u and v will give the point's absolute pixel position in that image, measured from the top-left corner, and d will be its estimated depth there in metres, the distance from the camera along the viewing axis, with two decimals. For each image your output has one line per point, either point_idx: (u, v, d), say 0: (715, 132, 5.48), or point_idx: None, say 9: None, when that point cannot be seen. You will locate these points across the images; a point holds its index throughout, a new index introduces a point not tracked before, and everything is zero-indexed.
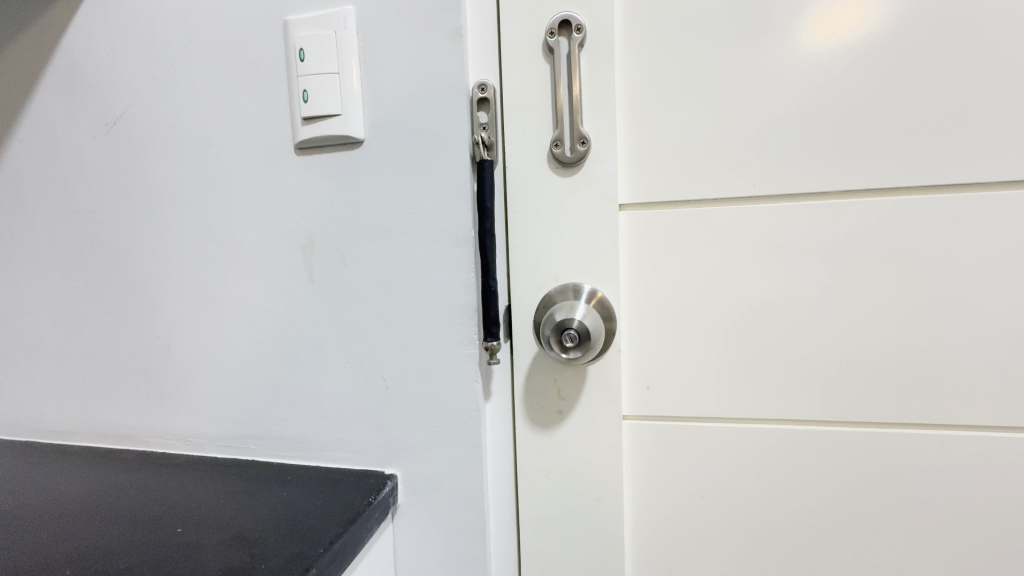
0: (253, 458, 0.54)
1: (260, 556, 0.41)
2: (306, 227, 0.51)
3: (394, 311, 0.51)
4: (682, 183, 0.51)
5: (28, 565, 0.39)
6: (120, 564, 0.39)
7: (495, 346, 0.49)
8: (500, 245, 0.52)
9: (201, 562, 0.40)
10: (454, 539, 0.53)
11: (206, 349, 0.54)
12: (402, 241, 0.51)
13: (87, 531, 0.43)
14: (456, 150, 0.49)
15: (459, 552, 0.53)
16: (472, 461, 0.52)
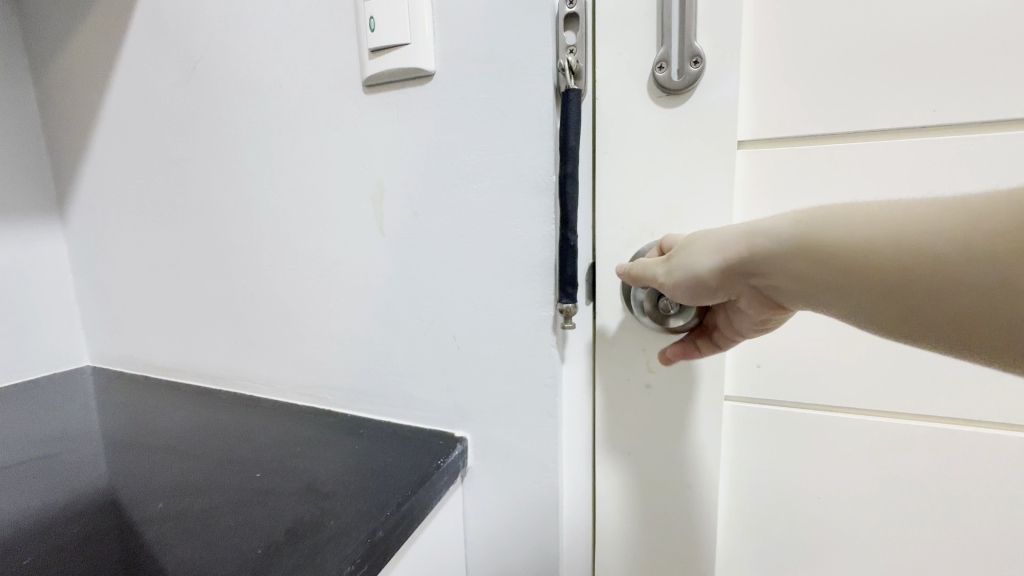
0: (329, 406, 0.56)
1: (331, 510, 0.39)
2: (375, 173, 0.48)
3: (465, 267, 0.46)
4: (825, 112, 0.39)
5: (138, 494, 0.44)
6: (206, 502, 0.42)
7: (570, 309, 0.42)
8: (585, 195, 0.43)
9: (277, 511, 0.40)
10: (523, 514, 0.48)
11: (293, 302, 0.56)
12: (474, 188, 0.44)
13: (187, 469, 0.48)
14: (537, 78, 0.40)
15: (530, 529, 0.48)
16: (547, 433, 0.46)
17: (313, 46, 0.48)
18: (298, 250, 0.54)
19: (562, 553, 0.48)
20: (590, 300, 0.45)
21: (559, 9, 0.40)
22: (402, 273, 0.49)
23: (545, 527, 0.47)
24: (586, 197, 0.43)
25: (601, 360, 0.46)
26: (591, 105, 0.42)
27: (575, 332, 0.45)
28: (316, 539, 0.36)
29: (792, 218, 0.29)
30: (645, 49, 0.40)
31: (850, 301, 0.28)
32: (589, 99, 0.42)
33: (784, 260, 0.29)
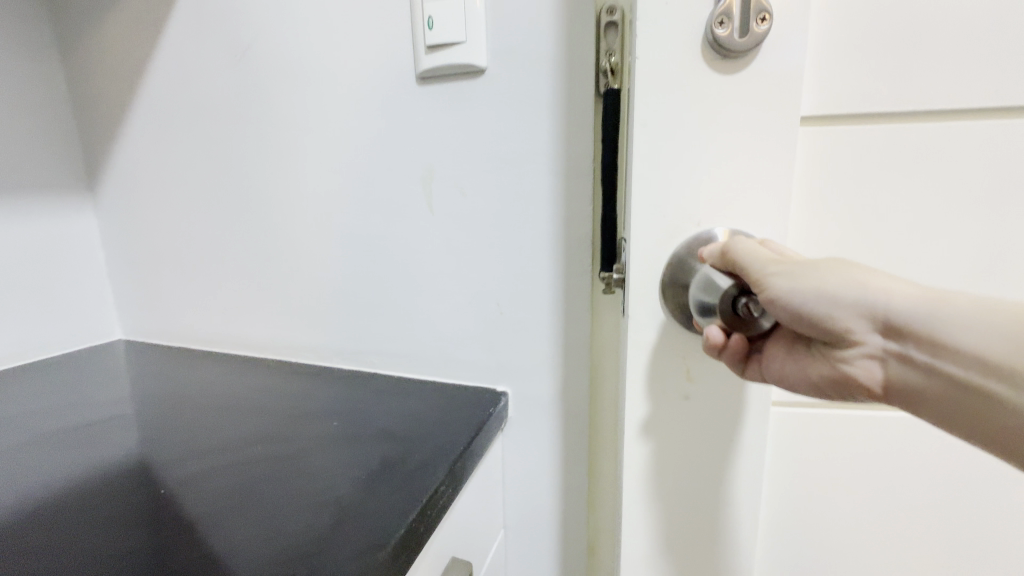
0: (376, 369, 0.62)
1: (409, 446, 0.45)
2: (426, 157, 0.53)
3: (509, 242, 0.52)
4: (894, 86, 0.37)
5: (229, 440, 0.49)
6: (298, 443, 0.47)
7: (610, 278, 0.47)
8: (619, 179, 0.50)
9: (364, 447, 0.45)
10: (558, 455, 0.56)
11: (342, 274, 0.61)
12: (520, 172, 0.50)
13: (264, 420, 0.52)
14: (582, 78, 0.47)
15: (564, 468, 0.56)
16: (580, 385, 0.53)
17: (368, 39, 0.53)
18: (348, 226, 0.59)
19: (592, 489, 0.56)
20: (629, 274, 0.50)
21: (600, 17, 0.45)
22: (449, 247, 0.55)
23: (577, 463, 0.55)
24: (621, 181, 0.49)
25: (638, 369, 0.43)
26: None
27: None
28: (411, 465, 0.42)
29: (996, 312, 0.28)
30: (702, 7, 0.36)
31: (996, 409, 0.28)
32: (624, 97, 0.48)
33: (962, 341, 0.28)
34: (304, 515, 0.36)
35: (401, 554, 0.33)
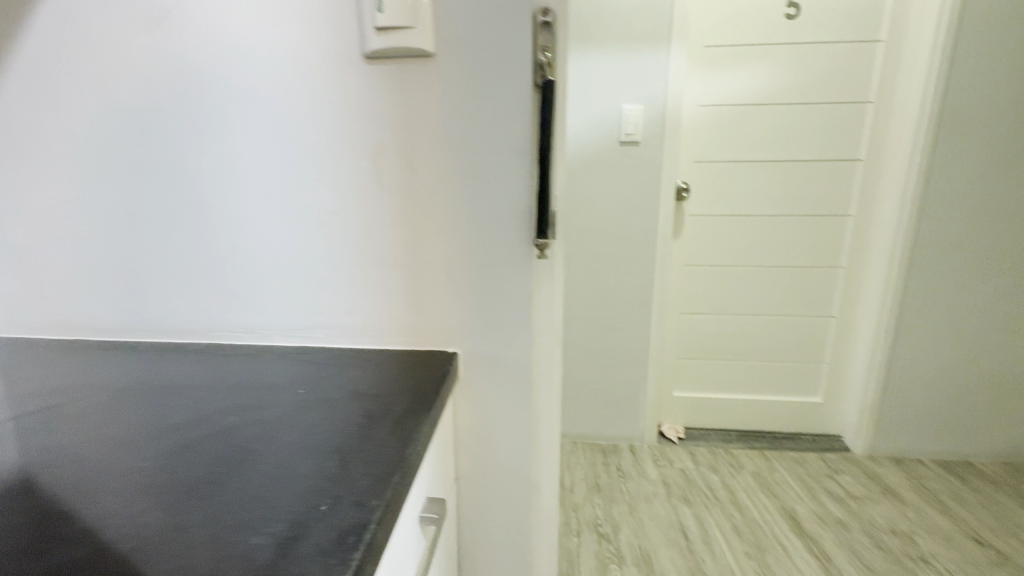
0: (320, 344, 0.63)
1: (386, 405, 0.49)
2: (374, 135, 0.56)
3: (456, 215, 0.57)
4: None
5: (191, 417, 0.48)
6: (269, 412, 0.49)
7: (545, 245, 0.57)
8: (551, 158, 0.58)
9: (340, 409, 0.49)
10: (503, 405, 0.63)
11: (283, 251, 0.60)
12: (466, 151, 0.55)
13: (220, 395, 0.53)
14: (520, 68, 0.53)
15: (510, 416, 0.63)
16: (524, 340, 0.60)
17: (311, 14, 0.53)
18: (291, 202, 0.59)
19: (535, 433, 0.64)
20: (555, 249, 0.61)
21: (536, 17, 0.52)
22: (399, 221, 0.58)
23: (520, 411, 0.63)
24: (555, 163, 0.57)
25: None
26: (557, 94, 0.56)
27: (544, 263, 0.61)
28: (390, 418, 0.47)
29: None
30: None
31: None
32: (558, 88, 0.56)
33: None
34: (306, 467, 0.39)
35: (406, 485, 0.39)
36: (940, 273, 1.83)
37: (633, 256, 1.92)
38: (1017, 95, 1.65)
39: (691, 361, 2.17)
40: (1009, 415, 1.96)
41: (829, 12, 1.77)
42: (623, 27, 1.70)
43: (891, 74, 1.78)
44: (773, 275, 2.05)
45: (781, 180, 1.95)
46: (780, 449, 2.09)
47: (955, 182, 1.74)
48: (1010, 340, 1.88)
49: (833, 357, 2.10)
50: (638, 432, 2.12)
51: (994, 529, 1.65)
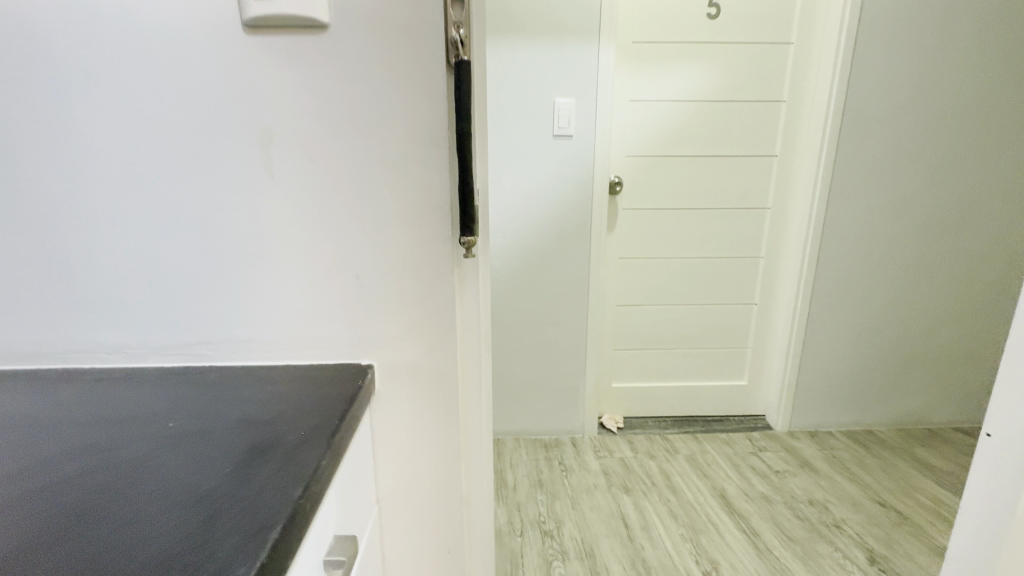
0: (210, 363, 0.54)
1: (280, 432, 0.42)
2: (263, 119, 0.48)
3: (365, 211, 0.51)
4: None
5: (24, 463, 0.39)
6: (129, 453, 0.40)
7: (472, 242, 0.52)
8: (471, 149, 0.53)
9: (223, 443, 0.41)
10: (428, 418, 0.57)
11: (155, 255, 0.51)
12: (375, 139, 0.49)
13: (69, 432, 0.43)
14: (432, 46, 0.47)
15: (435, 430, 0.58)
16: (449, 347, 0.55)
17: None
18: (161, 196, 0.50)
19: (464, 444, 0.59)
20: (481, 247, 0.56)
21: None
22: (299, 218, 0.51)
23: (446, 423, 0.57)
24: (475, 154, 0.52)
25: None
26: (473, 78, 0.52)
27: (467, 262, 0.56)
28: (282, 452, 0.40)
29: None
30: None
31: None
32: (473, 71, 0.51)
33: None
34: (163, 524, 0.32)
35: (290, 540, 0.33)
36: (845, 261, 1.99)
37: (569, 250, 1.92)
38: (906, 97, 1.82)
39: (627, 352, 2.21)
40: (902, 387, 2.18)
41: (746, 14, 1.85)
42: (553, 19, 1.68)
43: (801, 75, 1.90)
44: (701, 265, 2.14)
45: (706, 175, 2.03)
46: (711, 432, 2.20)
47: (856, 176, 1.89)
48: (902, 319, 2.08)
49: (756, 342, 2.23)
50: (579, 424, 2.13)
51: (894, 491, 1.83)
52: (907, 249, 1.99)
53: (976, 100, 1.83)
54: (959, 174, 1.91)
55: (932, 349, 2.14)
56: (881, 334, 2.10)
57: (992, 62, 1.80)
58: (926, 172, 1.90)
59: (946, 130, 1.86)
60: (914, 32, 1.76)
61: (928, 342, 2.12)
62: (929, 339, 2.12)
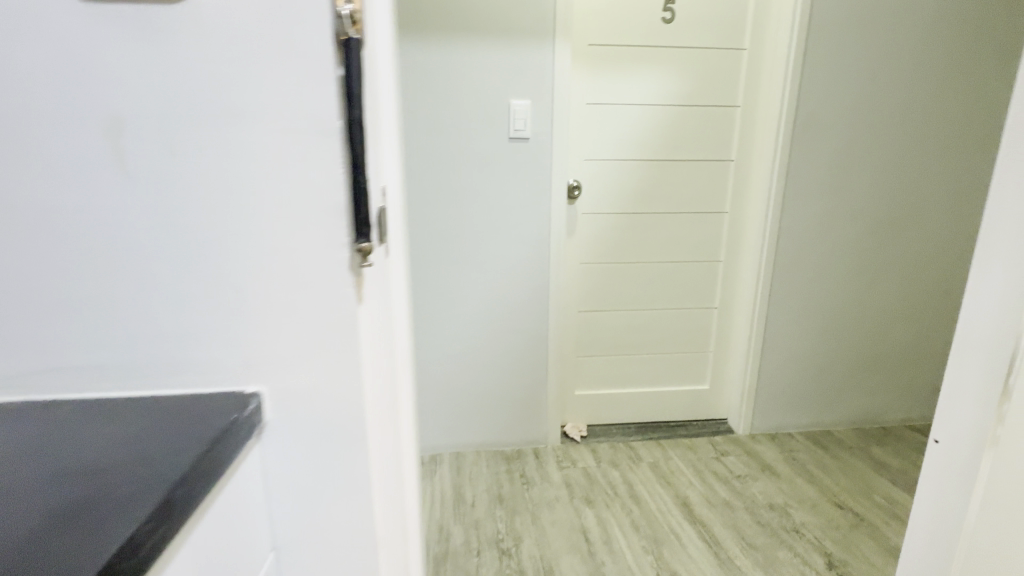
0: (63, 394, 0.46)
1: (110, 484, 0.37)
2: (110, 104, 0.41)
3: (244, 213, 0.43)
4: None
5: None
6: None
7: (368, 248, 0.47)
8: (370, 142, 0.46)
9: (34, 500, 0.35)
10: (329, 452, 0.49)
11: (83, 259, 0.43)
12: (251, 129, 0.42)
13: None
14: (316, 18, 0.40)
15: (340, 464, 0.50)
16: (352, 370, 0.48)
17: None
18: (79, 192, 0.42)
19: (375, 479, 0.52)
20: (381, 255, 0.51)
21: None
22: (161, 222, 0.43)
23: (351, 456, 0.50)
24: (370, 149, 0.47)
25: None
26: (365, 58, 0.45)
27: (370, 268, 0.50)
28: (102, 511, 0.34)
29: None
30: None
31: None
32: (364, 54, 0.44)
33: None
34: None
35: None
36: (800, 263, 2.01)
37: (528, 256, 1.87)
38: (855, 102, 1.85)
39: (590, 359, 2.18)
40: (858, 387, 2.22)
41: (700, 19, 1.85)
42: (506, 18, 1.63)
43: (754, 80, 1.92)
44: (662, 270, 2.12)
45: (665, 179, 2.02)
46: (674, 437, 2.18)
47: (809, 180, 1.91)
48: (856, 320, 2.12)
49: (717, 346, 2.23)
50: (542, 434, 2.08)
51: (851, 492, 1.84)
52: (860, 252, 2.03)
53: (920, 105, 1.88)
54: (906, 178, 1.96)
55: (884, 349, 2.18)
56: (837, 335, 2.13)
57: (934, 70, 1.85)
58: (875, 176, 1.94)
59: (892, 136, 1.91)
60: (861, 39, 1.79)
61: (880, 342, 2.17)
62: (882, 339, 2.16)
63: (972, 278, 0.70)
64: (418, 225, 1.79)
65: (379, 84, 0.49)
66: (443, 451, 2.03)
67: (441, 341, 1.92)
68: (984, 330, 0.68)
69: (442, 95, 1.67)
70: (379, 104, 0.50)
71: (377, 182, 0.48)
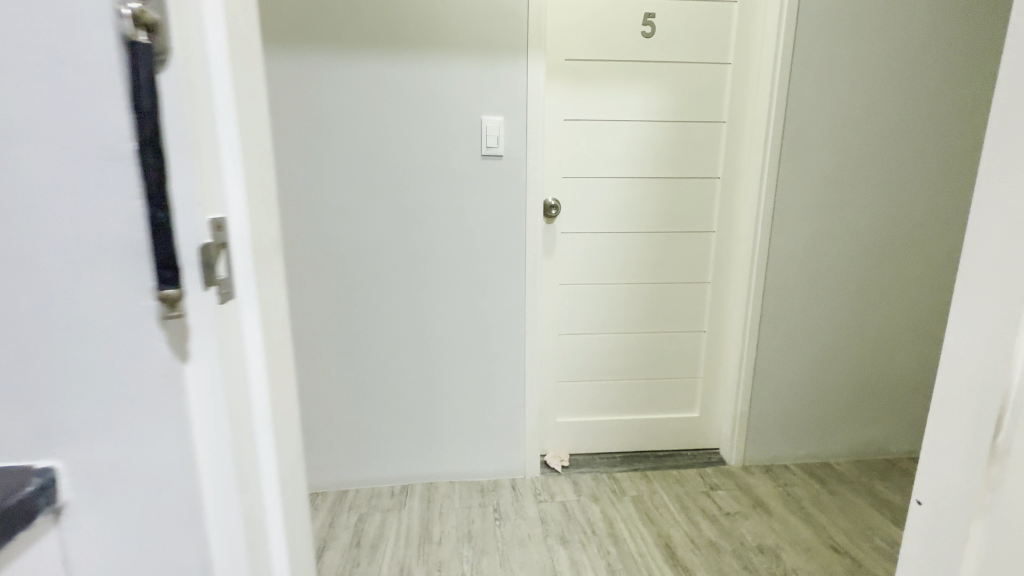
0: None
1: None
2: None
3: (22, 254, 0.36)
4: None
5: None
6: None
7: (172, 296, 0.37)
8: (189, 167, 0.37)
9: None
10: (150, 535, 0.41)
11: (23, 333, 0.37)
12: (23, 152, 0.34)
13: None
14: (90, 14, 0.32)
15: (163, 549, 0.41)
16: (171, 439, 0.39)
17: None
18: None
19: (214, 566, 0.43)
20: (221, 302, 0.41)
21: None
22: None
23: (176, 539, 0.41)
24: (188, 174, 0.37)
25: None
26: (181, 67, 0.36)
27: (200, 322, 0.39)
28: None
29: None
30: None
31: None
32: (162, 83, 0.35)
33: None
34: None
35: None
36: (792, 286, 1.90)
37: (504, 278, 1.79)
38: (847, 117, 1.76)
39: (572, 384, 2.08)
40: (859, 417, 2.09)
41: (681, 33, 1.79)
42: (477, 33, 1.57)
43: (739, 96, 1.85)
44: (647, 292, 2.03)
45: (648, 198, 1.94)
46: (662, 469, 2.06)
47: (799, 199, 1.82)
48: (854, 346, 2.00)
49: (706, 372, 2.12)
50: (521, 465, 1.97)
51: (849, 533, 1.71)
52: (856, 274, 1.92)
53: (914, 121, 1.79)
54: (903, 196, 1.86)
55: (885, 376, 2.05)
56: (834, 361, 2.01)
57: (928, 84, 1.77)
58: (870, 195, 1.84)
59: (886, 152, 1.81)
60: (850, 53, 1.71)
61: (880, 369, 2.04)
62: (882, 366, 2.04)
63: (949, 318, 0.61)
64: (388, 247, 1.72)
65: (223, 98, 0.40)
66: (416, 482, 1.94)
67: (413, 367, 1.83)
68: (963, 382, 0.58)
69: (411, 113, 1.61)
70: (224, 121, 0.41)
71: (208, 214, 0.39)
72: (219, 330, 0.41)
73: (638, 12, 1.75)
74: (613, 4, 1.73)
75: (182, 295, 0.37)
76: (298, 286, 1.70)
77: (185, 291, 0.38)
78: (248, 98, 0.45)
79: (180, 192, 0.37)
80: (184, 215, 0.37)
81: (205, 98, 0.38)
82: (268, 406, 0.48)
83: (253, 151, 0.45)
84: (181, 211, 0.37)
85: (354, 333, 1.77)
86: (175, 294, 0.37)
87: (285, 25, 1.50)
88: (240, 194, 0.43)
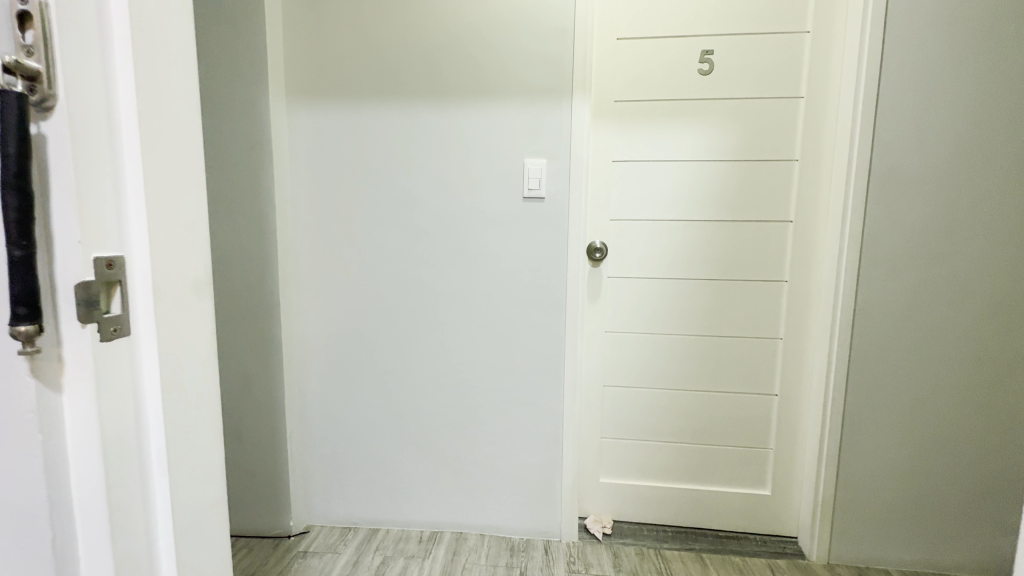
0: None
1: None
2: None
3: None
4: None
5: None
6: None
7: (25, 332, 0.42)
8: (67, 208, 0.43)
9: None
10: (24, 541, 0.46)
11: None
12: None
13: None
14: None
15: (33, 554, 0.46)
16: (43, 456, 0.45)
17: None
18: None
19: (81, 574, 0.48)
20: (102, 339, 0.46)
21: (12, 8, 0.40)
22: None
23: (42, 546, 0.46)
24: (67, 215, 0.43)
25: None
26: (68, 121, 0.42)
27: (68, 353, 0.45)
28: None
29: None
30: None
31: None
32: (36, 131, 0.41)
33: None
34: None
35: None
36: (891, 349, 1.59)
37: (541, 323, 1.72)
38: (955, 151, 1.49)
39: (618, 441, 1.91)
40: (995, 524, 1.63)
41: (743, 69, 1.67)
42: (520, 79, 1.60)
43: (816, 132, 1.65)
44: (707, 347, 1.83)
45: (707, 242, 1.77)
46: (722, 553, 1.78)
47: (894, 246, 1.55)
48: (985, 430, 1.59)
49: (781, 444, 1.83)
50: (556, 526, 1.81)
51: None
52: (977, 338, 1.56)
53: None
54: None
55: None
56: (952, 447, 1.61)
57: None
58: (994, 243, 1.51)
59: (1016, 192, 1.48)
60: (957, 77, 1.46)
61: None
62: None
63: None
64: (428, 287, 1.74)
65: (132, 147, 0.47)
66: (446, 529, 1.87)
67: (447, 410, 1.80)
68: None
69: (455, 158, 1.66)
70: (131, 168, 0.47)
71: (93, 253, 0.45)
72: (94, 366, 0.45)
73: (693, 50, 1.67)
74: (665, 44, 1.68)
75: (31, 331, 0.42)
76: (345, 321, 1.78)
77: (38, 328, 0.43)
78: (174, 150, 0.51)
79: (58, 231, 0.43)
80: (59, 250, 0.43)
81: (98, 144, 0.44)
82: (164, 445, 0.51)
83: (167, 186, 0.50)
84: (46, 251, 0.43)
85: (393, 370, 1.79)
86: (32, 330, 0.42)
87: (344, 83, 1.65)
88: (142, 231, 0.48)
